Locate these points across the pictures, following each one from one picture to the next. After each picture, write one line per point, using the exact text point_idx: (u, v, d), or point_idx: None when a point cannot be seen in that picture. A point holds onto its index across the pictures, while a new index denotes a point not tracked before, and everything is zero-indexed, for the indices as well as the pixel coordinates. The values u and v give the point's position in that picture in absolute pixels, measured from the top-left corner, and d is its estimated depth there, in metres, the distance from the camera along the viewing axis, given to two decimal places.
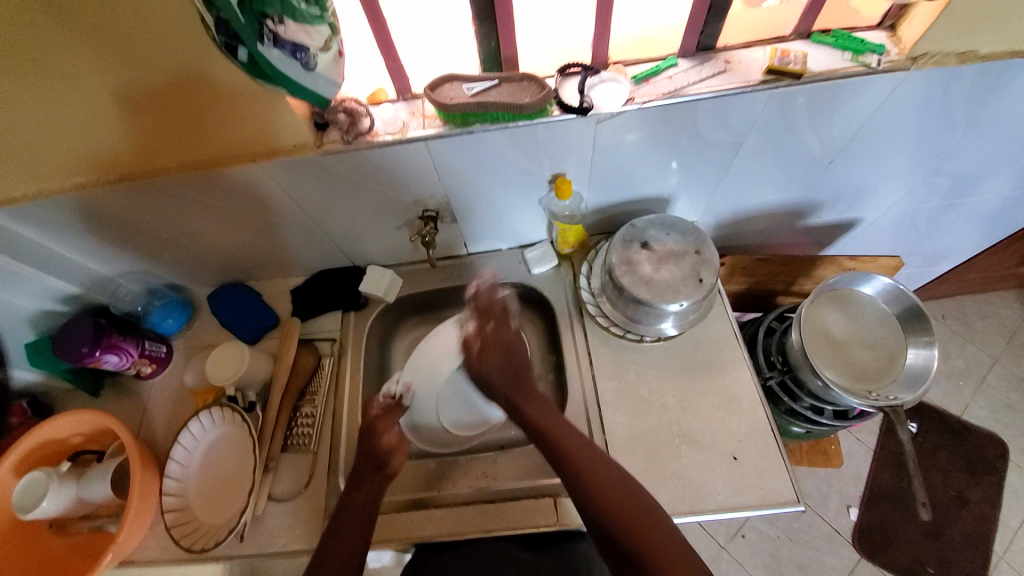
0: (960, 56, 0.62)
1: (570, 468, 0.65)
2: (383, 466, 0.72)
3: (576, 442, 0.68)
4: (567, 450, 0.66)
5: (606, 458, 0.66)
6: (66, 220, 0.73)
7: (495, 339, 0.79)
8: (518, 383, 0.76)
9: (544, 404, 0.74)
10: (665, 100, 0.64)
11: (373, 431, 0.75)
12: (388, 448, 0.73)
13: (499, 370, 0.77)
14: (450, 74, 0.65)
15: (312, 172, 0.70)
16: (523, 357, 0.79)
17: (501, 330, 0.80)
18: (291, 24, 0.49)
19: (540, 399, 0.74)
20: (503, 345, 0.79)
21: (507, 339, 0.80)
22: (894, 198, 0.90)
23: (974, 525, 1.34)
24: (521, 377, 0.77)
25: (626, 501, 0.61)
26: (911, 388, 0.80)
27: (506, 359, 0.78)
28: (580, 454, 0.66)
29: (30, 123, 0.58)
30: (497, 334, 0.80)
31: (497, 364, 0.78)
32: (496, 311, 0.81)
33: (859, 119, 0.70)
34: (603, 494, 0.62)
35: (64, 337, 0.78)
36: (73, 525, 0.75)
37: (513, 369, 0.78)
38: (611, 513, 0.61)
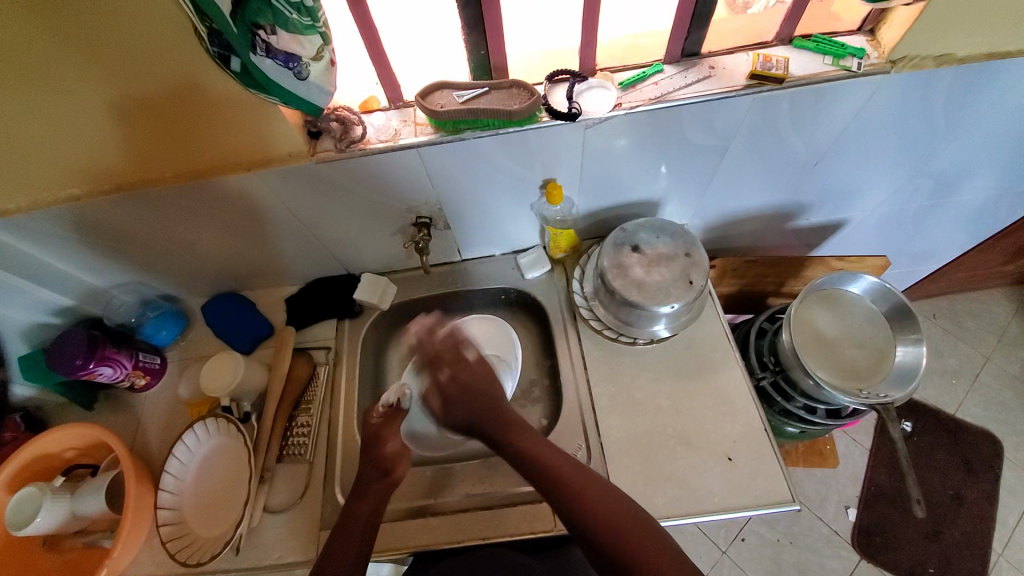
0: (937, 59, 0.64)
1: (553, 478, 0.65)
2: (389, 472, 0.71)
3: (558, 455, 0.68)
4: (545, 460, 0.67)
5: (588, 469, 0.66)
6: (60, 233, 0.73)
7: (454, 382, 0.74)
8: (489, 414, 0.71)
9: (527, 428, 0.71)
10: (652, 105, 0.65)
11: (376, 438, 0.74)
12: (392, 456, 0.73)
13: (467, 414, 0.72)
14: (441, 82, 0.66)
15: (306, 180, 0.71)
16: (490, 388, 0.74)
17: (470, 364, 0.75)
18: (284, 34, 0.50)
19: (523, 424, 0.71)
20: (469, 387, 0.73)
21: (471, 381, 0.74)
22: (880, 199, 0.92)
23: (971, 524, 1.35)
24: (490, 412, 0.72)
25: (611, 507, 0.62)
26: (901, 385, 0.81)
27: (471, 399, 0.72)
28: (562, 462, 0.67)
29: (24, 134, 0.59)
30: (465, 372, 0.74)
31: (462, 409, 0.72)
32: (457, 349, 0.76)
33: (842, 122, 0.71)
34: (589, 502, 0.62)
35: (57, 349, 0.77)
36: (66, 541, 0.75)
37: (482, 409, 0.72)
38: (597, 519, 0.61)
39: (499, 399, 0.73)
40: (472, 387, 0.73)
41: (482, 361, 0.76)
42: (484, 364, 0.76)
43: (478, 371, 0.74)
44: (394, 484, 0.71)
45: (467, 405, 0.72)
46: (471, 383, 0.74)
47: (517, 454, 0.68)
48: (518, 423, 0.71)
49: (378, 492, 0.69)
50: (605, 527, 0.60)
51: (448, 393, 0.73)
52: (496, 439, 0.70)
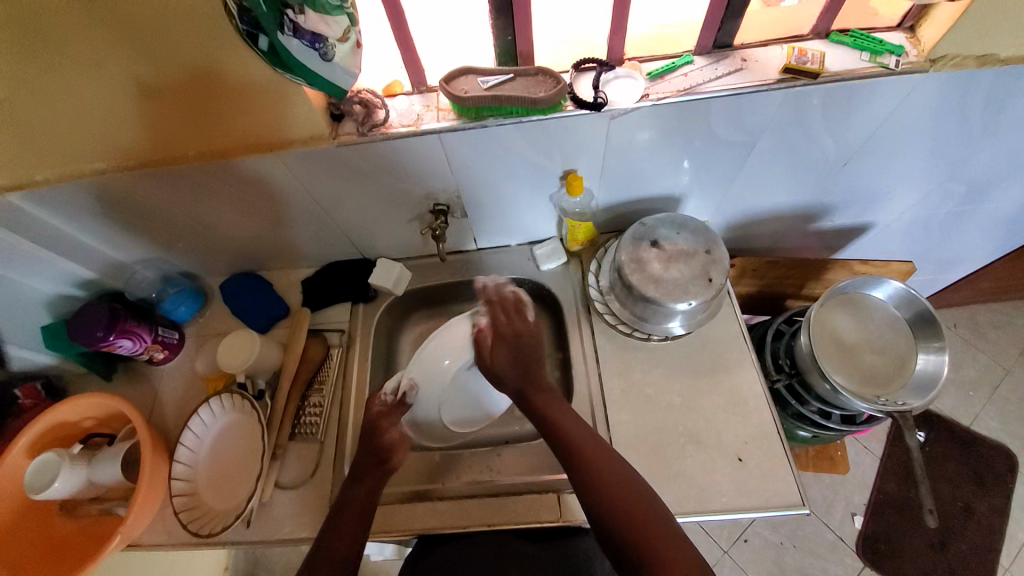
0: (978, 60, 0.61)
1: (578, 458, 0.65)
2: (385, 461, 0.71)
3: (584, 433, 0.68)
4: (571, 437, 0.67)
5: (611, 452, 0.66)
6: (84, 205, 0.75)
7: (507, 333, 0.75)
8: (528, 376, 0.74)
9: (554, 393, 0.74)
10: (680, 97, 0.64)
11: (376, 427, 0.74)
12: (389, 445, 0.72)
13: (512, 364, 0.74)
14: (466, 68, 0.65)
15: (325, 162, 0.71)
16: (535, 348, 0.76)
17: (527, 323, 0.77)
18: (311, 14, 0.50)
19: (553, 390, 0.74)
20: (522, 339, 0.75)
21: (522, 334, 0.76)
22: (909, 203, 0.89)
23: (982, 537, 1.32)
24: (530, 369, 0.74)
25: (629, 493, 0.61)
26: (920, 394, 0.79)
27: (521, 353, 0.74)
28: (585, 443, 0.66)
29: (54, 105, 0.59)
30: (515, 326, 0.76)
31: (508, 359, 0.74)
32: (517, 308, 0.78)
33: (875, 122, 0.69)
34: (611, 485, 0.62)
35: (79, 320, 0.79)
36: (82, 507, 0.77)
37: (524, 364, 0.74)
38: (617, 506, 0.61)
39: (541, 365, 0.75)
40: (523, 338, 0.75)
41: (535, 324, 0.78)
42: (536, 329, 0.78)
43: (528, 331, 0.76)
44: (390, 471, 0.71)
45: (514, 359, 0.74)
46: (527, 336, 0.76)
47: (546, 421, 0.70)
48: (547, 388, 0.74)
49: (375, 477, 0.70)
50: (624, 515, 0.60)
51: (500, 333, 0.75)
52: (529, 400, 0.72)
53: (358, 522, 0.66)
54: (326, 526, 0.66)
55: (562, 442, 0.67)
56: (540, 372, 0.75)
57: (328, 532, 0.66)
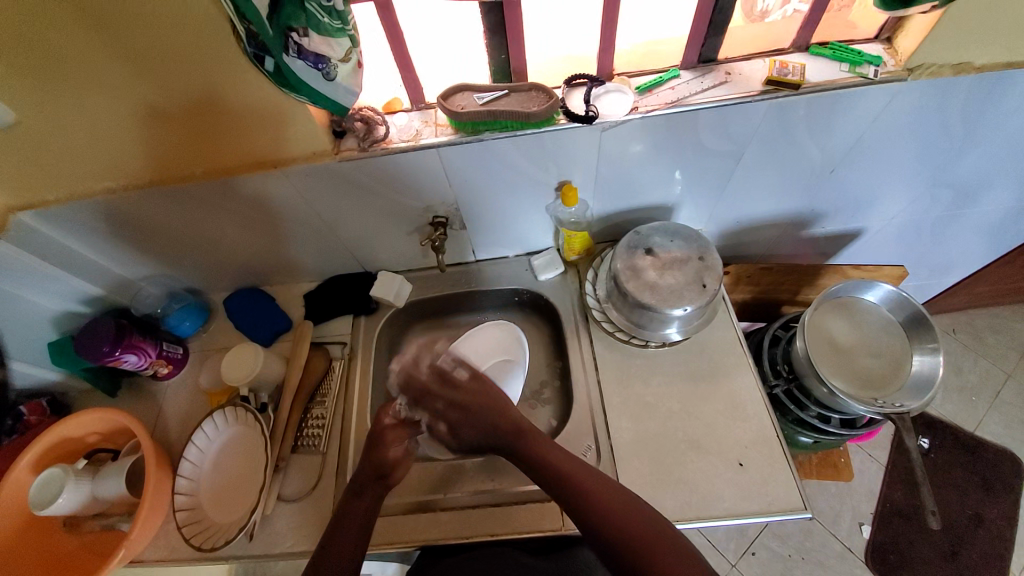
0: (954, 68, 0.64)
1: (568, 485, 0.65)
2: (385, 476, 0.70)
3: (571, 462, 0.67)
4: (558, 464, 0.67)
5: (598, 472, 0.66)
6: (93, 224, 0.77)
7: (454, 407, 0.71)
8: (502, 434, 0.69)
9: (543, 438, 0.70)
10: (669, 109, 0.66)
11: (380, 440, 0.71)
12: (392, 461, 0.70)
13: (474, 436, 0.70)
14: (463, 84, 0.68)
15: (329, 178, 0.73)
16: (499, 397, 0.72)
17: (462, 386, 0.72)
18: (315, 37, 0.52)
19: (540, 433, 0.70)
20: (468, 408, 0.70)
21: (471, 401, 0.71)
22: (897, 208, 0.91)
23: (991, 545, 1.31)
24: (500, 425, 0.69)
25: (624, 507, 0.62)
26: (917, 395, 0.80)
27: (474, 421, 0.70)
28: (569, 466, 0.67)
29: (67, 126, 0.62)
30: (460, 396, 0.71)
31: (472, 432, 0.70)
32: (450, 374, 0.73)
33: (859, 130, 0.72)
34: (604, 497, 0.63)
35: (85, 337, 0.80)
36: (85, 523, 0.77)
37: (491, 425, 0.70)
38: (610, 519, 0.62)
39: (510, 410, 0.71)
40: (472, 407, 0.71)
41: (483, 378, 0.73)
42: (479, 381, 0.73)
43: (474, 390, 0.72)
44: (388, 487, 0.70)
45: (476, 429, 0.70)
46: (472, 404, 0.71)
47: (530, 464, 0.68)
48: (534, 432, 0.69)
49: (375, 492, 0.69)
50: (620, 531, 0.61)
51: (454, 417, 0.71)
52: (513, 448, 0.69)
53: (358, 530, 0.67)
54: (327, 537, 0.67)
55: (546, 478, 0.67)
56: (512, 417, 0.70)
57: (327, 543, 0.66)
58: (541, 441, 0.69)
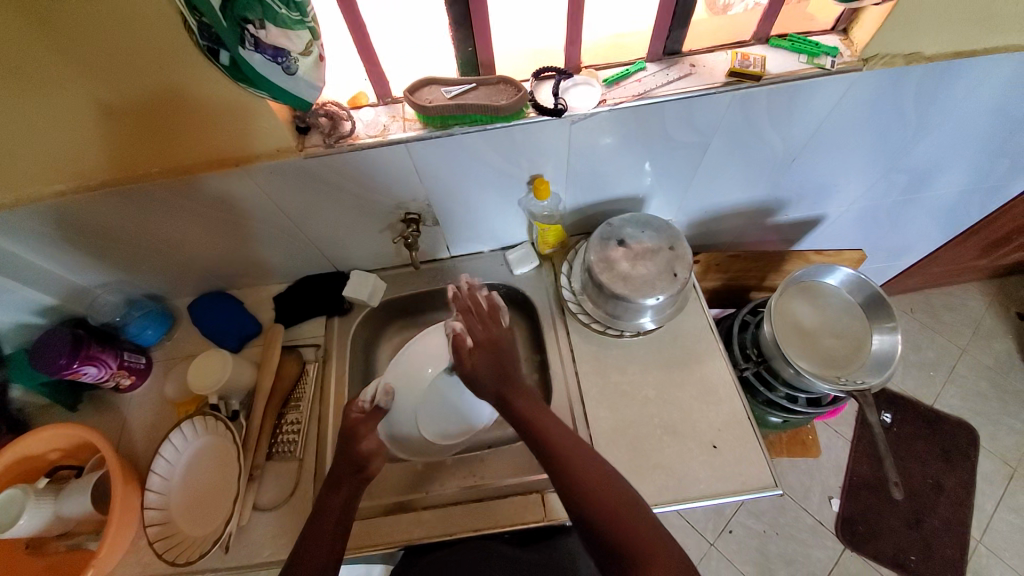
0: (907, 57, 0.66)
1: (556, 457, 0.66)
2: (362, 470, 0.70)
3: (562, 431, 0.68)
4: (548, 431, 0.68)
5: (587, 448, 0.67)
6: (41, 230, 0.73)
7: (484, 340, 0.74)
8: (505, 377, 0.73)
9: (532, 394, 0.73)
10: (636, 102, 0.67)
11: (353, 435, 0.71)
12: (367, 455, 0.70)
13: (484, 370, 0.73)
14: (430, 78, 0.67)
15: (295, 175, 0.71)
16: (511, 354, 0.75)
17: (497, 325, 0.76)
18: (273, 29, 0.50)
19: (529, 390, 0.73)
20: (498, 346, 0.74)
21: (499, 341, 0.75)
22: (855, 195, 0.95)
23: (950, 511, 1.39)
24: (506, 369, 0.74)
25: (609, 487, 0.63)
26: (877, 372, 0.83)
27: (495, 358, 0.74)
28: (559, 435, 0.68)
29: (8, 127, 0.58)
30: (493, 331, 0.75)
31: (486, 366, 0.73)
32: (489, 313, 0.76)
33: (817, 120, 0.74)
34: (591, 482, 0.63)
35: (40, 348, 0.76)
36: (49, 544, 0.74)
37: (503, 365, 0.74)
38: (596, 505, 0.62)
39: (516, 364, 0.75)
40: (496, 347, 0.74)
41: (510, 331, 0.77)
42: (510, 333, 0.77)
43: (496, 335, 0.75)
44: (366, 479, 0.70)
45: (486, 363, 0.73)
46: (499, 345, 0.75)
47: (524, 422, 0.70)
48: (526, 390, 0.73)
49: (351, 486, 0.69)
50: (606, 514, 0.61)
51: (478, 340, 0.74)
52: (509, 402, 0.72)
53: (332, 528, 0.65)
54: (302, 535, 0.65)
55: (536, 440, 0.68)
56: (517, 371, 0.74)
57: (304, 543, 0.64)
58: (532, 404, 0.72)
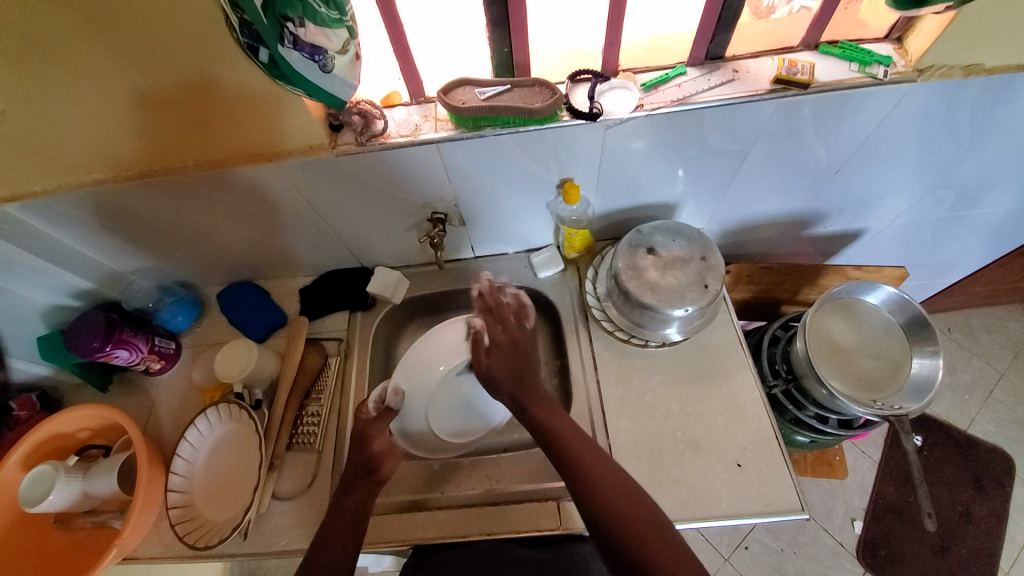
0: (964, 69, 0.63)
1: (575, 461, 0.65)
2: (373, 472, 0.71)
3: (579, 437, 0.68)
4: (566, 440, 0.67)
5: (605, 455, 0.66)
6: (81, 216, 0.75)
7: (504, 339, 0.76)
8: (524, 386, 0.74)
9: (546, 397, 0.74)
10: (674, 107, 0.65)
11: (364, 437, 0.73)
12: (378, 454, 0.72)
13: (505, 374, 0.74)
14: (463, 79, 0.66)
15: (326, 171, 0.71)
16: (534, 358, 0.77)
17: (521, 326, 0.77)
18: (312, 27, 0.50)
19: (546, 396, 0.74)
20: (517, 344, 0.76)
21: (516, 342, 0.76)
22: (899, 209, 0.91)
23: (980, 541, 1.33)
24: (527, 376, 0.75)
25: (630, 495, 0.62)
26: (916, 397, 0.79)
27: (513, 359, 0.75)
28: (577, 443, 0.67)
29: (50, 115, 0.59)
30: (506, 333, 0.76)
31: (501, 364, 0.75)
32: (516, 312, 0.78)
33: (865, 131, 0.71)
34: (608, 487, 0.63)
35: (75, 331, 0.78)
36: (76, 520, 0.75)
37: (524, 370, 0.75)
38: (613, 510, 0.61)
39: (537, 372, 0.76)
40: (517, 347, 0.76)
41: (533, 331, 0.78)
42: (530, 335, 0.78)
43: (519, 338, 0.77)
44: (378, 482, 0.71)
45: (505, 361, 0.75)
46: (517, 342, 0.76)
47: (540, 425, 0.70)
48: (546, 395, 0.74)
49: (364, 489, 0.70)
50: (621, 516, 0.60)
51: (495, 339, 0.76)
52: (525, 409, 0.72)
53: (348, 525, 0.66)
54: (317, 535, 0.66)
55: (553, 445, 0.68)
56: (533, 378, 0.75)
57: (319, 541, 0.65)
58: (553, 410, 0.72)
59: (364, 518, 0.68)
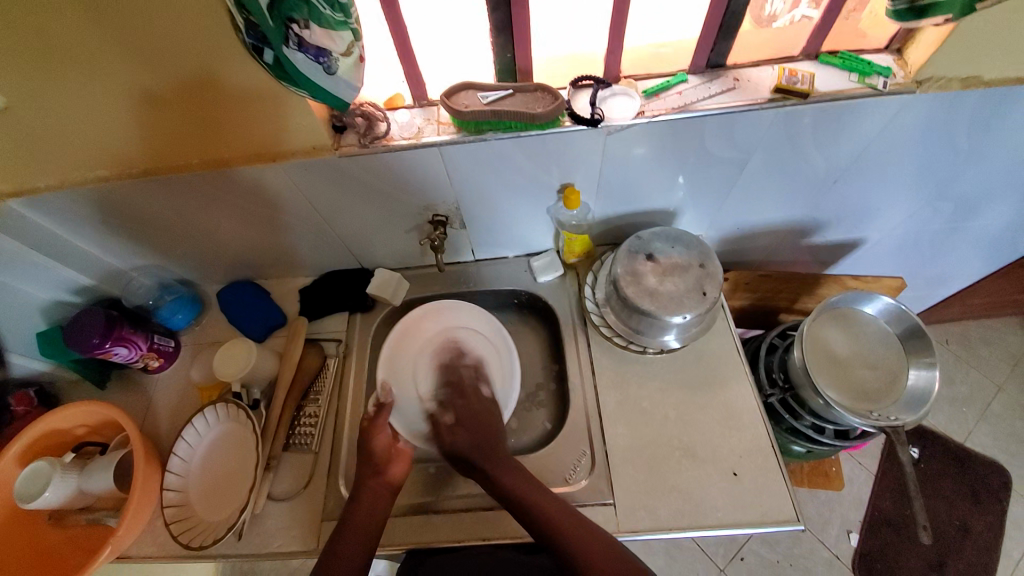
0: (962, 81, 0.63)
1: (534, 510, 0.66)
2: (382, 469, 0.72)
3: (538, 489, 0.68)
4: (548, 512, 0.65)
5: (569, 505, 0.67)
6: (83, 214, 0.75)
7: (465, 413, 0.77)
8: (487, 450, 0.72)
9: (514, 466, 0.71)
10: (674, 114, 0.65)
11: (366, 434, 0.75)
12: (382, 452, 0.73)
13: (470, 445, 0.73)
14: (466, 83, 0.67)
15: (328, 173, 0.72)
16: (492, 426, 0.76)
17: (480, 398, 0.79)
18: (317, 29, 0.51)
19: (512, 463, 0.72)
20: (481, 416, 0.77)
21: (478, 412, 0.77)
22: (898, 219, 0.91)
23: (977, 556, 1.32)
24: (488, 447, 0.73)
25: (592, 540, 0.63)
26: (912, 409, 0.79)
27: (477, 429, 0.75)
28: (563, 517, 0.65)
29: (56, 111, 0.60)
30: (470, 405, 0.78)
31: (467, 437, 0.74)
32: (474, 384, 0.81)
33: (864, 141, 0.71)
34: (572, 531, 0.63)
35: (74, 327, 0.78)
36: (70, 517, 0.75)
37: (483, 441, 0.73)
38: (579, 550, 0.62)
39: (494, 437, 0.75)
40: (480, 417, 0.77)
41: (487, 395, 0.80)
42: (491, 403, 0.79)
43: (479, 406, 0.78)
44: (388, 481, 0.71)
45: (470, 435, 0.74)
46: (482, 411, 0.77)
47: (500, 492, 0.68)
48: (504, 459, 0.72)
49: (377, 491, 0.70)
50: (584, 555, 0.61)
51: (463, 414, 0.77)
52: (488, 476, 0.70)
53: (366, 535, 0.66)
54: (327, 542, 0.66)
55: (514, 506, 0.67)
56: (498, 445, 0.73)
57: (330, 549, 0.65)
58: (519, 476, 0.69)
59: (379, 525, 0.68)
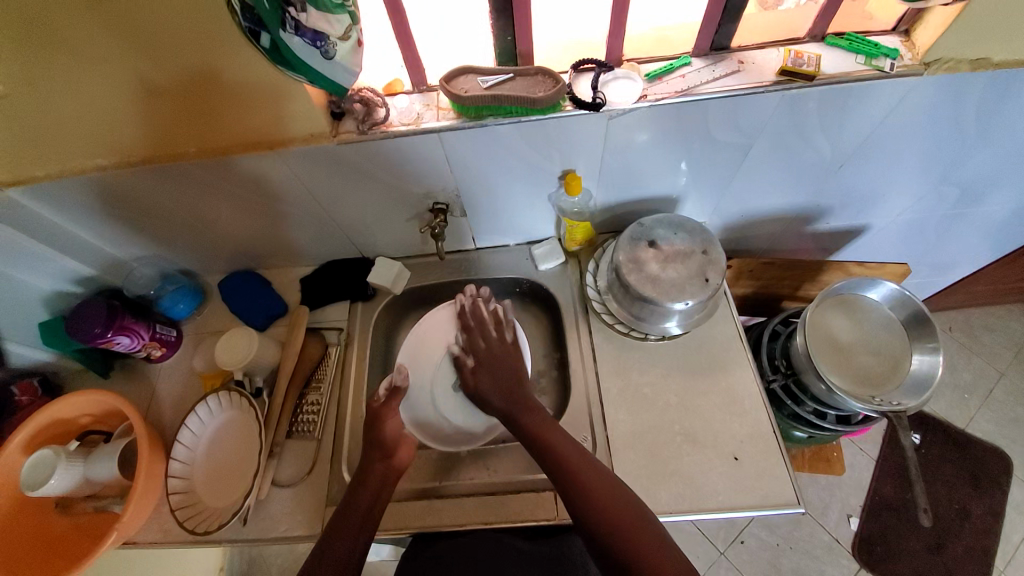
0: (971, 63, 0.62)
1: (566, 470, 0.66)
2: (390, 456, 0.71)
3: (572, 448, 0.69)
4: (576, 471, 0.66)
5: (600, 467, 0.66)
6: (83, 203, 0.75)
7: (484, 356, 0.79)
8: (514, 399, 0.75)
9: (540, 412, 0.74)
10: (678, 98, 0.64)
11: (376, 419, 0.74)
12: (391, 438, 0.72)
13: (492, 385, 0.77)
14: (466, 67, 0.66)
15: (326, 161, 0.71)
16: (516, 365, 0.79)
17: (503, 343, 0.80)
18: (314, 12, 0.51)
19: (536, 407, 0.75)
20: (497, 363, 0.78)
21: (496, 357, 0.79)
22: (903, 205, 0.90)
23: (977, 540, 1.33)
24: (513, 389, 0.76)
25: (618, 504, 0.62)
26: (914, 394, 0.80)
27: (497, 370, 0.78)
28: (589, 475, 0.65)
29: (53, 99, 0.59)
30: (487, 351, 0.80)
31: (489, 378, 0.78)
32: (495, 326, 0.81)
33: (870, 125, 0.70)
34: (600, 493, 0.63)
35: (77, 316, 0.78)
36: (77, 505, 0.76)
37: (505, 376, 0.78)
38: (604, 514, 0.62)
39: (522, 386, 0.77)
40: (495, 359, 0.79)
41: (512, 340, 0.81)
42: (514, 347, 0.81)
43: (497, 350, 0.80)
44: (394, 469, 0.71)
45: (491, 376, 0.78)
46: (498, 361, 0.79)
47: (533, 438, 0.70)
48: (534, 406, 0.74)
49: (381, 475, 0.70)
50: (604, 519, 0.62)
51: (483, 356, 0.79)
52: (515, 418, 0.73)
53: (362, 520, 0.66)
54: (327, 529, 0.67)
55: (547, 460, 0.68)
56: (521, 389, 0.76)
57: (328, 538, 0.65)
58: (543, 421, 0.72)
59: (378, 510, 0.68)
